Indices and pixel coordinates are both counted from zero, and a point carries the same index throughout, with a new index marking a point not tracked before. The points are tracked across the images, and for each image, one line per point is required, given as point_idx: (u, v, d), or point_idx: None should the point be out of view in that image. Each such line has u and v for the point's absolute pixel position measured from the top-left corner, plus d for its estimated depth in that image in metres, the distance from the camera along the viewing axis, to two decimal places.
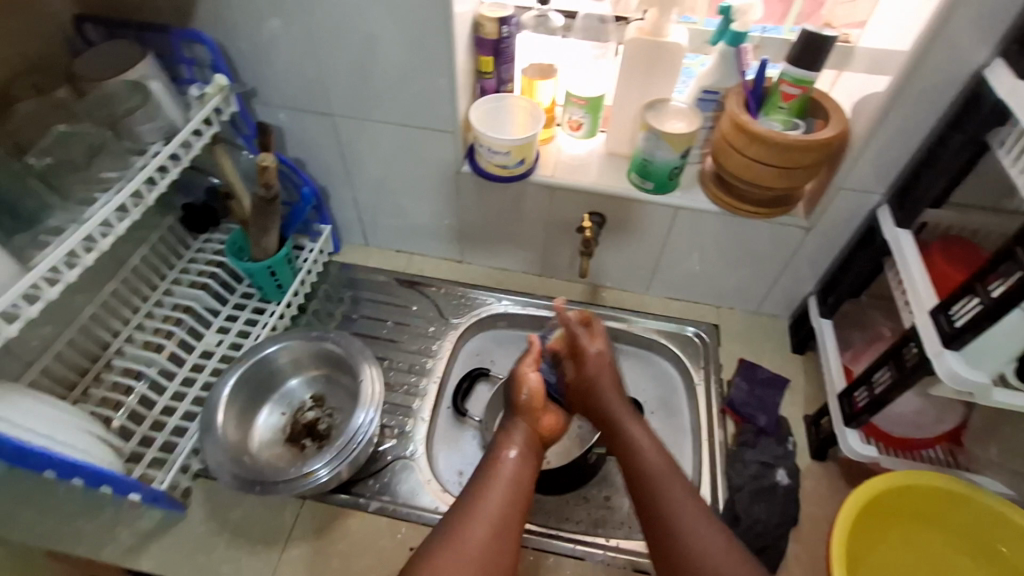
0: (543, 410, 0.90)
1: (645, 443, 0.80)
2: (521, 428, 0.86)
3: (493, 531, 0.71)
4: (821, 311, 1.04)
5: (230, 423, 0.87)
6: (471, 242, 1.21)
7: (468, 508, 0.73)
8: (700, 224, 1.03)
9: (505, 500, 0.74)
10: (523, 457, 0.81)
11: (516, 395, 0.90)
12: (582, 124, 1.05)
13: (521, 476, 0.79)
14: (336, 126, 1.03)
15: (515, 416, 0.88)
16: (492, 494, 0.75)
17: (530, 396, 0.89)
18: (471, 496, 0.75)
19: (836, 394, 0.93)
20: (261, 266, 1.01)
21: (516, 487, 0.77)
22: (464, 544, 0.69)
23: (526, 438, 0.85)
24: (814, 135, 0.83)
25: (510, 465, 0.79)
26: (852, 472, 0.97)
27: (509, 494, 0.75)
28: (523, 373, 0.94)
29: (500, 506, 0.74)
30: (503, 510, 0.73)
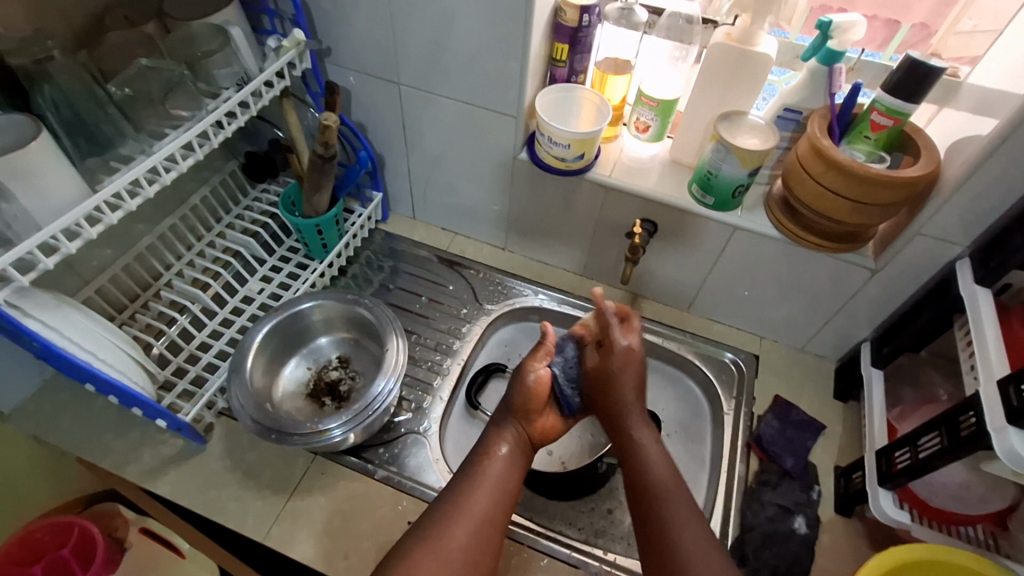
0: (541, 411, 0.85)
1: (654, 450, 0.79)
2: (513, 427, 0.83)
3: (475, 531, 0.70)
4: (873, 360, 0.98)
5: (258, 369, 0.89)
6: (517, 230, 1.20)
7: (452, 504, 0.72)
8: (756, 248, 0.98)
9: (492, 500, 0.74)
10: (513, 455, 0.80)
11: (519, 392, 0.85)
12: (649, 126, 1.01)
13: (510, 477, 0.78)
14: (402, 95, 1.04)
15: (509, 416, 0.84)
16: (478, 493, 0.74)
17: (536, 381, 0.85)
18: (456, 493, 0.74)
19: (874, 450, 0.87)
20: (310, 224, 1.03)
21: (503, 488, 0.76)
22: (444, 544, 0.68)
23: (519, 437, 0.83)
24: (900, 172, 0.77)
25: (500, 462, 0.78)
26: (877, 535, 0.91)
27: (497, 494, 0.75)
28: (529, 368, 0.87)
29: (487, 506, 0.73)
30: (489, 511, 0.73)
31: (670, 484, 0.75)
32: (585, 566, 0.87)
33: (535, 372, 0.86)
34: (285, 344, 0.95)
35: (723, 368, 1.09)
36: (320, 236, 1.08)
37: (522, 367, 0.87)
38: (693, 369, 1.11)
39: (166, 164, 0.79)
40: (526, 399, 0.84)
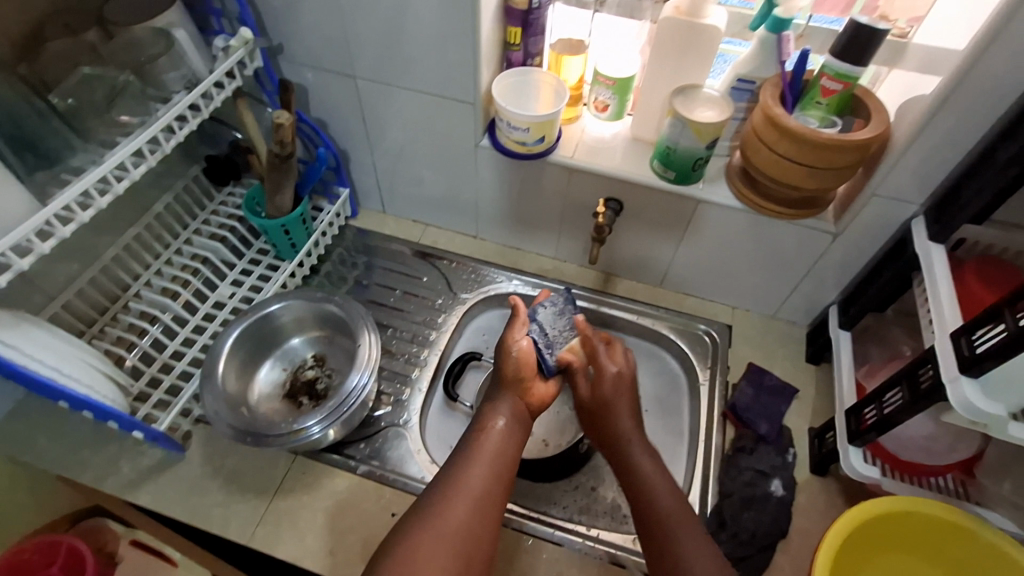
0: (532, 379, 0.89)
1: (659, 481, 0.77)
2: (508, 400, 0.85)
3: (476, 506, 0.71)
4: (841, 322, 1.00)
5: (231, 374, 0.89)
6: (486, 218, 1.20)
7: (452, 480, 0.73)
8: (721, 219, 0.99)
9: (491, 473, 0.74)
10: (509, 432, 0.81)
11: (506, 364, 0.87)
12: (608, 105, 1.01)
13: (508, 454, 0.78)
14: (359, 89, 1.03)
15: (503, 392, 0.86)
16: (478, 467, 0.74)
17: (520, 353, 0.88)
18: (456, 469, 0.74)
19: (844, 410, 0.89)
20: (275, 224, 1.02)
21: (499, 459, 0.77)
22: (447, 522, 0.68)
23: (516, 410, 0.84)
24: (850, 135, 0.78)
25: (497, 434, 0.79)
26: (851, 491, 0.93)
27: (496, 469, 0.75)
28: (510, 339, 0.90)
29: (486, 481, 0.73)
30: (489, 486, 0.73)
31: (658, 477, 0.77)
32: (569, 544, 0.87)
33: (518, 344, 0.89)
34: (258, 347, 0.95)
35: (697, 340, 1.11)
36: (287, 236, 1.07)
37: (504, 341, 0.90)
38: (669, 343, 1.12)
39: (117, 173, 0.78)
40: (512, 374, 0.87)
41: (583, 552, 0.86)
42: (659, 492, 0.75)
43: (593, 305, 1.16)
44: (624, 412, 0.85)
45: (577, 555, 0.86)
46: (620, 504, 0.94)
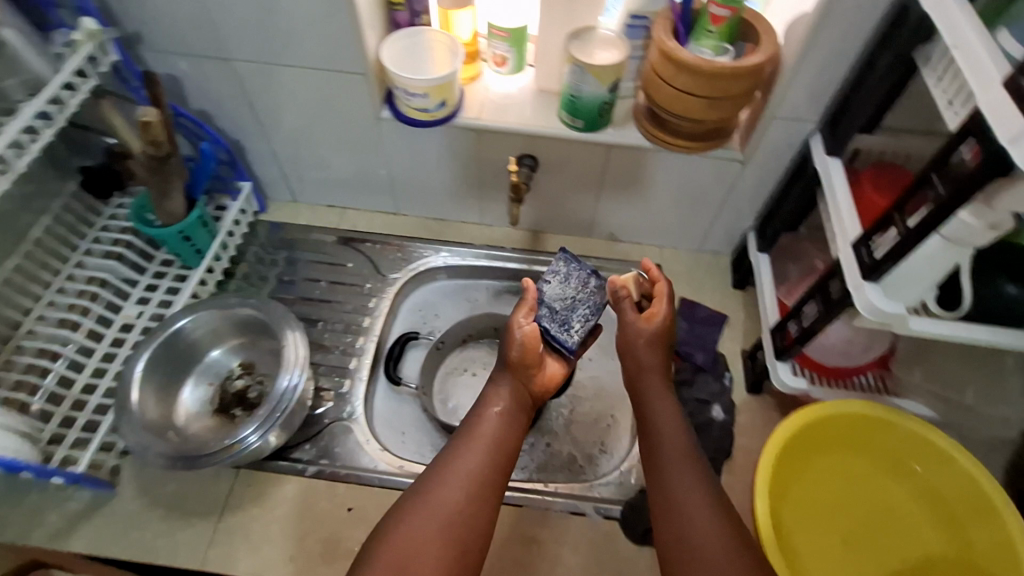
0: (537, 365, 0.82)
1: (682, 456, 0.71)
2: (509, 384, 0.80)
3: (470, 492, 0.67)
4: (760, 246, 1.03)
5: (149, 400, 0.83)
6: (404, 192, 1.15)
7: (445, 466, 0.70)
8: (634, 161, 0.99)
9: (486, 458, 0.71)
10: (509, 415, 0.77)
11: (510, 348, 0.81)
12: (506, 59, 0.97)
13: (506, 439, 0.74)
14: (237, 72, 0.94)
15: (505, 376, 0.80)
16: (471, 452, 0.71)
17: (524, 338, 0.79)
18: (449, 455, 0.71)
19: (770, 329, 0.93)
20: (172, 233, 0.94)
21: (499, 445, 0.73)
22: (439, 506, 0.66)
23: (516, 395, 0.79)
24: (743, 61, 0.78)
25: (496, 419, 0.76)
26: (786, 403, 0.99)
27: (492, 454, 0.72)
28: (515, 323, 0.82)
29: (480, 465, 0.70)
30: (483, 471, 0.70)
31: (674, 451, 0.71)
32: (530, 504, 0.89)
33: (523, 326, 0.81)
34: (175, 366, 0.89)
35: None
36: (189, 242, 0.99)
37: (510, 322, 0.82)
38: None
39: None
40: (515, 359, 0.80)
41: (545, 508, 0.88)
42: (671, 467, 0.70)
43: (526, 265, 1.15)
44: (653, 382, 0.80)
45: (540, 512, 0.88)
46: (575, 456, 0.98)
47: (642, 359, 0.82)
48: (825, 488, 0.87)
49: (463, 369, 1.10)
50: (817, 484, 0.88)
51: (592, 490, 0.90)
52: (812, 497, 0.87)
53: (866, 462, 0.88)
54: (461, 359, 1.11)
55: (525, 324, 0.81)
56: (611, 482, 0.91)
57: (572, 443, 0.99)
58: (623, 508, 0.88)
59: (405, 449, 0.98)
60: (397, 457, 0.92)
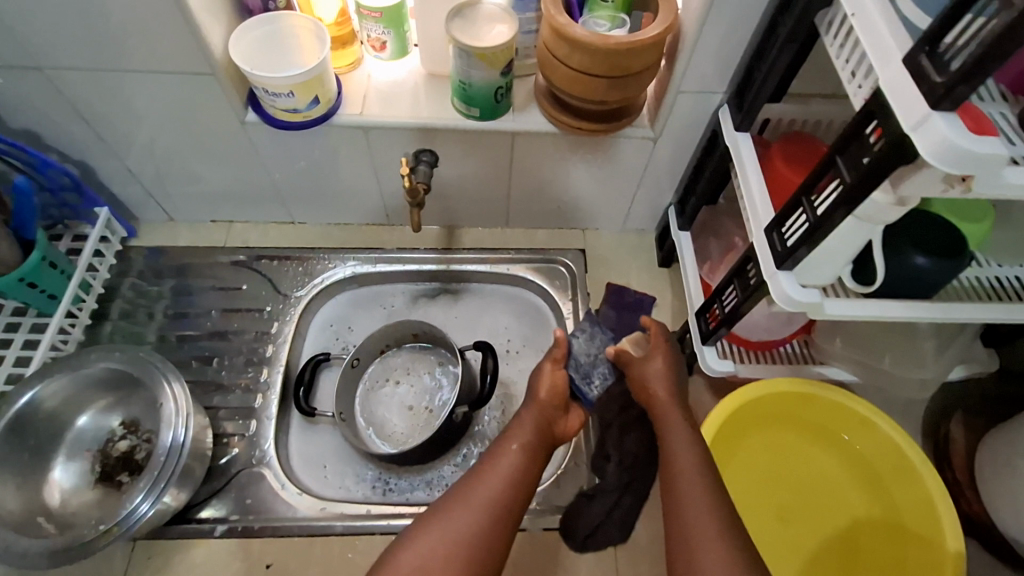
0: (563, 408, 0.78)
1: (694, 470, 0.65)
2: (530, 418, 0.75)
3: (483, 521, 0.62)
4: (680, 224, 0.99)
5: (5, 487, 0.71)
6: (296, 200, 1.03)
7: (457, 496, 0.65)
8: (542, 147, 0.91)
9: (501, 488, 0.66)
10: (527, 444, 0.72)
11: (539, 384, 0.79)
12: (385, 43, 0.85)
13: (525, 473, 0.69)
14: (57, 82, 0.78)
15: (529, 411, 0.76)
16: (488, 480, 0.66)
17: (552, 384, 0.79)
18: (464, 485, 0.66)
19: (694, 313, 0.90)
20: (10, 281, 0.79)
21: (516, 480, 0.67)
22: (450, 533, 0.60)
23: (536, 429, 0.74)
24: (639, 34, 0.70)
25: (514, 453, 0.70)
26: (717, 382, 0.97)
27: (507, 486, 0.66)
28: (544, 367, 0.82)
29: (496, 494, 0.65)
30: (498, 500, 0.64)
31: (694, 474, 0.64)
32: None
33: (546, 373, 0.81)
34: (36, 440, 0.77)
35: (554, 274, 1.07)
36: (36, 288, 0.84)
37: (538, 367, 0.83)
38: (528, 285, 1.07)
39: None
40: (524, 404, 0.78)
41: None
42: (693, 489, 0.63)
43: (441, 265, 1.07)
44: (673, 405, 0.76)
45: None
46: None
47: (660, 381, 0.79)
48: (763, 463, 0.86)
49: (385, 380, 0.99)
50: (750, 463, 0.86)
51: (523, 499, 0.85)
52: (750, 474, 0.86)
53: (795, 435, 0.87)
54: (382, 370, 1.00)
55: (549, 371, 0.81)
56: (546, 490, 0.86)
57: None
58: (560, 517, 0.84)
59: (326, 485, 0.88)
60: (314, 498, 0.84)
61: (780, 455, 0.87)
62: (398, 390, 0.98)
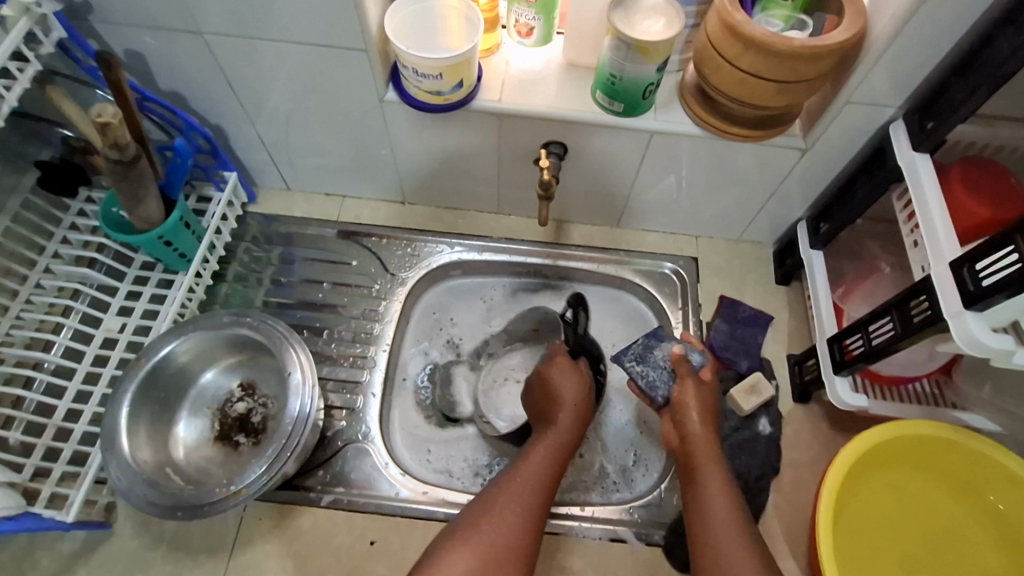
0: (558, 408, 0.78)
1: (718, 495, 0.68)
2: (542, 440, 0.76)
3: (513, 525, 0.66)
4: (812, 241, 0.93)
5: (140, 437, 0.73)
6: (411, 179, 1.02)
7: (494, 495, 0.69)
8: (680, 148, 0.86)
9: (535, 492, 0.70)
10: (556, 448, 0.75)
11: (539, 393, 0.81)
12: (533, 29, 0.84)
13: (555, 476, 0.73)
14: (213, 48, 0.79)
15: (559, 413, 0.78)
16: (522, 485, 0.70)
17: (544, 382, 0.81)
18: (496, 490, 0.70)
19: (825, 338, 0.85)
20: (150, 238, 0.81)
21: (538, 491, 0.70)
22: (485, 542, 0.64)
23: (552, 447, 0.75)
24: (823, 38, 0.65)
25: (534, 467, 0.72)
26: (835, 413, 0.91)
27: (541, 491, 0.70)
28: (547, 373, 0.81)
29: (521, 508, 0.68)
30: (524, 513, 0.67)
31: (730, 523, 0.65)
32: (564, 529, 0.83)
33: (564, 372, 0.81)
34: (166, 394, 0.79)
35: (664, 281, 1.02)
36: (170, 246, 0.86)
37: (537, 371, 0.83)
38: (636, 288, 1.04)
39: None
40: (544, 397, 0.80)
41: (582, 535, 0.83)
42: (721, 530, 0.65)
43: (547, 260, 1.04)
44: (706, 447, 0.73)
45: (576, 539, 0.83)
46: (609, 471, 0.90)
47: (692, 424, 0.75)
48: (887, 509, 0.81)
49: (505, 379, 0.96)
50: (871, 504, 0.81)
51: (627, 513, 0.84)
52: (873, 519, 0.80)
53: (923, 480, 0.81)
54: (499, 369, 0.97)
55: (568, 369, 0.82)
56: (649, 504, 0.85)
57: (604, 456, 0.91)
58: (664, 532, 0.83)
59: (429, 469, 0.88)
60: (417, 481, 0.84)
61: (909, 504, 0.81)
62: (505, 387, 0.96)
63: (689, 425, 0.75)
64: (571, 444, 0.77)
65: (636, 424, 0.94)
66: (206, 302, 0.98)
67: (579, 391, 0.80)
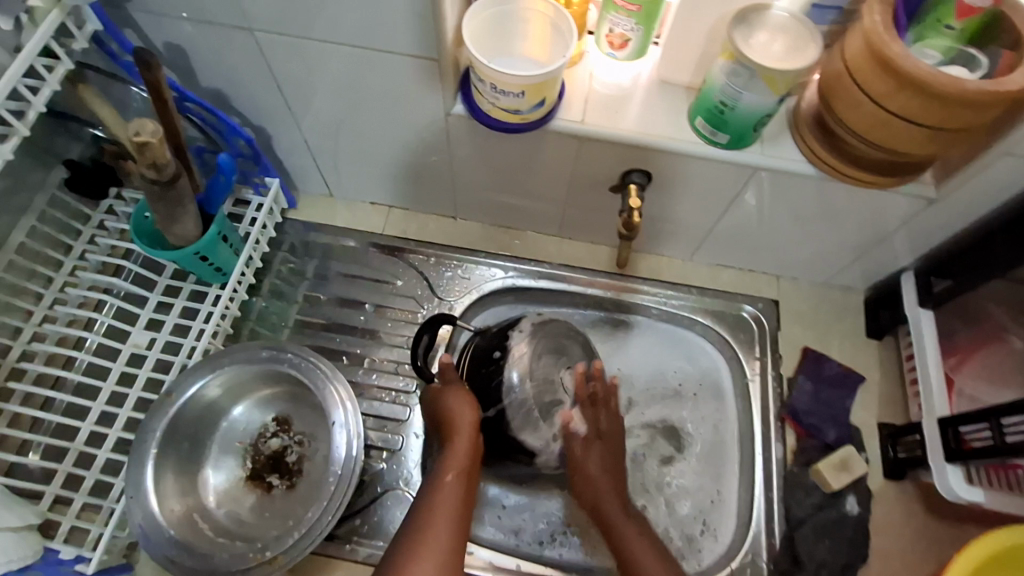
0: (455, 427, 0.70)
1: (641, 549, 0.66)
2: (456, 448, 0.67)
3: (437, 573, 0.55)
4: (921, 299, 0.81)
5: (167, 482, 0.67)
6: (467, 194, 0.93)
7: (403, 551, 0.57)
8: (785, 188, 0.74)
9: (450, 529, 0.59)
10: (459, 469, 0.65)
11: (438, 414, 0.72)
12: (627, 40, 0.73)
13: (464, 503, 0.63)
14: (263, 47, 0.69)
15: (452, 431, 0.69)
16: (434, 526, 0.59)
17: (438, 400, 0.73)
18: (408, 541, 0.58)
19: (935, 419, 0.75)
20: (186, 255, 0.73)
21: (457, 518, 0.61)
22: None
23: (465, 461, 0.66)
24: (1000, 81, 0.54)
25: (451, 492, 0.63)
26: (931, 495, 0.81)
27: (452, 528, 0.59)
28: (439, 395, 0.73)
29: (440, 549, 0.57)
30: (445, 553, 0.57)
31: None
32: None
33: (445, 398, 0.72)
34: (195, 431, 0.72)
35: (741, 326, 0.91)
36: (206, 261, 0.78)
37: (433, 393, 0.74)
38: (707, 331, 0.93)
39: None
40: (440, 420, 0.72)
41: None
42: None
43: (611, 293, 0.94)
44: (611, 494, 0.71)
45: None
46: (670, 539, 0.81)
47: (593, 475, 0.71)
48: None
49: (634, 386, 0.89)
50: None
51: None
52: None
53: None
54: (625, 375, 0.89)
55: (449, 395, 0.72)
56: None
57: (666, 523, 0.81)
58: None
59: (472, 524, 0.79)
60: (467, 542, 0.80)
61: None
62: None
63: (589, 479, 0.71)
64: (474, 459, 0.68)
65: (701, 490, 0.83)
66: (240, 317, 0.90)
67: (468, 415, 0.70)
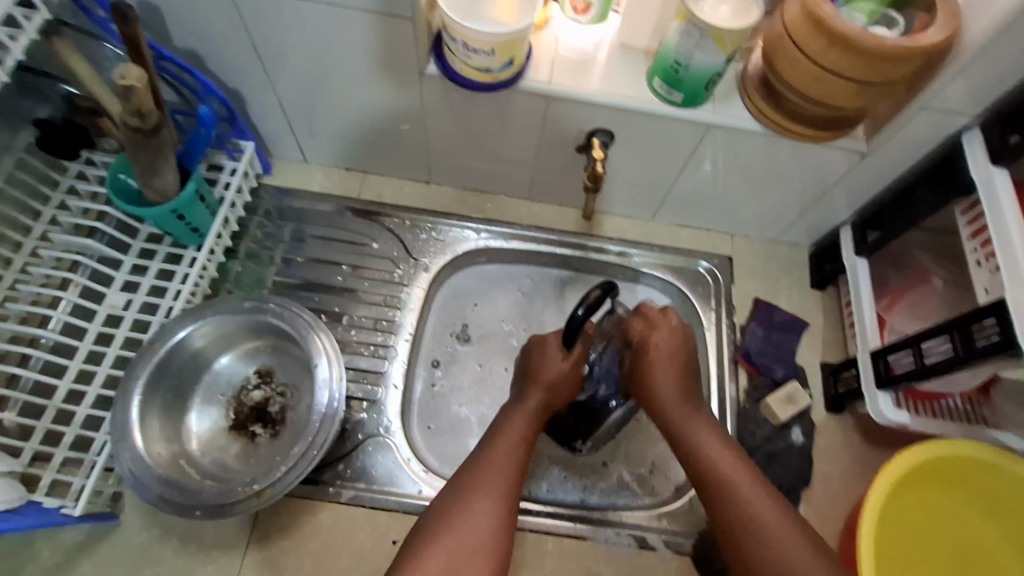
0: (547, 367, 0.76)
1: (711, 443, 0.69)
2: (536, 395, 0.74)
3: (498, 505, 0.63)
4: (857, 249, 0.89)
5: (152, 430, 0.70)
6: (440, 159, 0.96)
7: (471, 477, 0.65)
8: (735, 145, 0.80)
9: (508, 471, 0.66)
10: (522, 432, 0.71)
11: (532, 356, 0.78)
12: (590, 5, 0.79)
13: (526, 457, 0.70)
14: (239, 7, 0.71)
15: (532, 386, 0.75)
16: (492, 465, 0.66)
17: (541, 342, 0.78)
18: (471, 472, 0.66)
19: (868, 351, 0.83)
20: (163, 212, 0.74)
21: (517, 461, 0.68)
22: (471, 524, 0.61)
23: (540, 407, 0.74)
24: (914, 39, 0.61)
25: (512, 438, 0.70)
26: (866, 426, 0.90)
27: (514, 467, 0.67)
28: (544, 338, 0.79)
29: (503, 483, 0.65)
30: (506, 487, 0.65)
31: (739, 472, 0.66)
32: (594, 534, 0.82)
33: (544, 346, 0.78)
34: (178, 381, 0.75)
35: (699, 280, 0.98)
36: (183, 220, 0.79)
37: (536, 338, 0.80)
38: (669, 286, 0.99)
39: None
40: (531, 364, 0.78)
41: (610, 541, 0.82)
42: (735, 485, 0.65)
43: (578, 252, 0.99)
44: (674, 402, 0.73)
45: (605, 545, 0.81)
46: (635, 476, 0.87)
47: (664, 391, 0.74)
48: (922, 527, 0.82)
49: None
50: (906, 522, 0.82)
51: (657, 519, 0.83)
52: (909, 536, 0.82)
53: (951, 494, 0.82)
54: None
55: (559, 359, 0.76)
56: (679, 511, 0.83)
57: (626, 461, 0.88)
58: (693, 541, 0.82)
59: (460, 461, 0.85)
60: None
61: (941, 520, 0.82)
62: (494, 371, 0.92)
63: (657, 386, 0.75)
64: (536, 427, 0.73)
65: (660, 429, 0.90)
66: (217, 279, 0.92)
67: (556, 365, 0.76)
